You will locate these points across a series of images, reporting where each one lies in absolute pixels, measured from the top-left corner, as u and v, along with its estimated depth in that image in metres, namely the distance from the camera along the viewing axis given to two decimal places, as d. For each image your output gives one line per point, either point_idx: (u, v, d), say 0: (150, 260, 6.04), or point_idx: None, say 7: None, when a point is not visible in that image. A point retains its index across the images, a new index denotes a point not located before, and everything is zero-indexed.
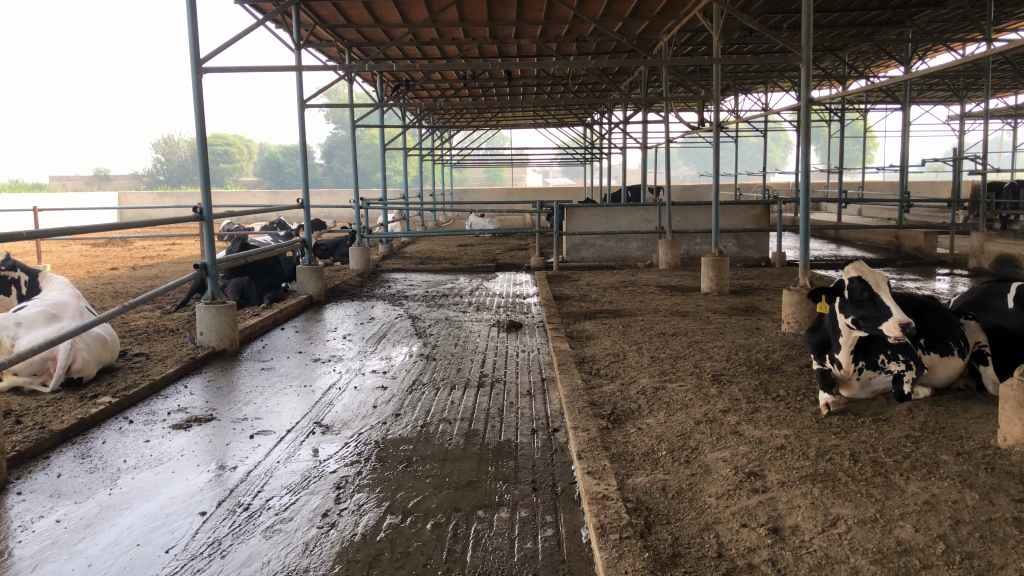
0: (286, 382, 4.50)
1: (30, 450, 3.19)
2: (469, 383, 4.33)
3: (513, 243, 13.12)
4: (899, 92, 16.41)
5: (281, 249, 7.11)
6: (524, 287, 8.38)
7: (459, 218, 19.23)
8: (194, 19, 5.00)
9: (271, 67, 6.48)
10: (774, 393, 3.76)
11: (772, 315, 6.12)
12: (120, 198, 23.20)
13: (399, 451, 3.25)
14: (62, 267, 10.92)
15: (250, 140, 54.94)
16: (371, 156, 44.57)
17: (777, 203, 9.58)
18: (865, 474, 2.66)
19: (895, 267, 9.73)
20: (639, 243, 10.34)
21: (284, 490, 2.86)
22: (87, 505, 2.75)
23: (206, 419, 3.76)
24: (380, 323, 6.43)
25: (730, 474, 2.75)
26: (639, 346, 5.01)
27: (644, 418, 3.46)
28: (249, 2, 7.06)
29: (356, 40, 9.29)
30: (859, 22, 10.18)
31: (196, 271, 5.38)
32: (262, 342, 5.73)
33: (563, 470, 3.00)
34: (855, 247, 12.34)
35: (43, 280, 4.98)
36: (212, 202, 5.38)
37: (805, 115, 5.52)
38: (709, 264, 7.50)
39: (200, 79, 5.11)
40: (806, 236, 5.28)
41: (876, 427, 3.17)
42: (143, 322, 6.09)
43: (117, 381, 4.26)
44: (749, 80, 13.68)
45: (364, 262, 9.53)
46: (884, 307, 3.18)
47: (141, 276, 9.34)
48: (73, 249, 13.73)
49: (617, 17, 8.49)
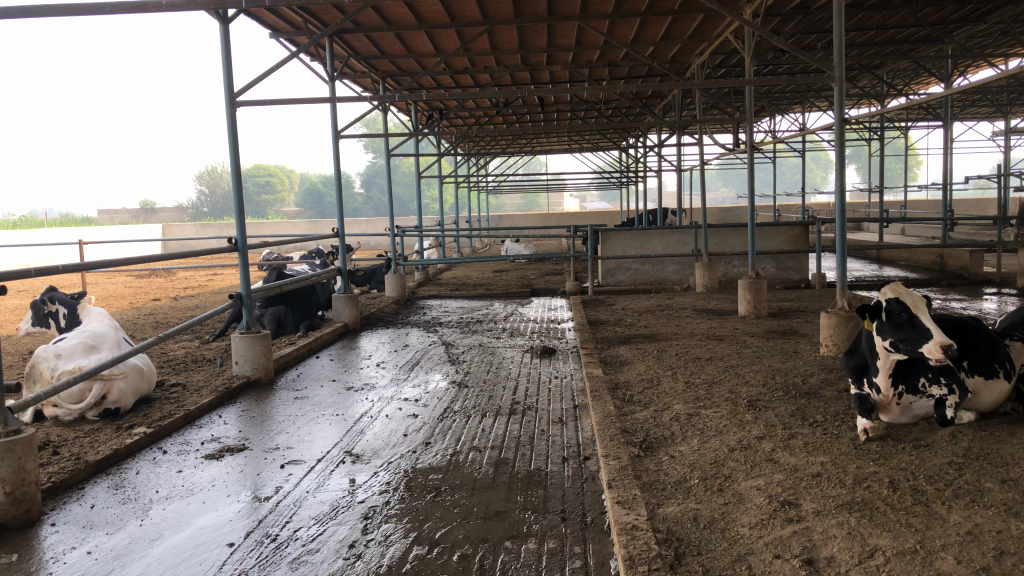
0: (319, 410, 4.51)
1: (66, 481, 3.23)
2: (500, 410, 4.31)
3: (549, 268, 13.10)
4: (941, 109, 16.15)
5: (317, 278, 7.16)
6: (559, 313, 8.34)
7: (495, 244, 19.27)
8: (228, 55, 5.10)
9: (305, 99, 6.58)
10: (811, 419, 3.67)
11: (811, 338, 6.01)
12: (165, 229, 23.70)
13: (428, 480, 3.23)
14: (107, 298, 11.15)
15: (291, 171, 55.88)
16: (408, 184, 45.02)
17: (816, 223, 9.44)
18: (905, 503, 2.58)
19: (940, 286, 9.52)
20: (676, 266, 10.27)
21: (312, 520, 2.85)
22: (117, 536, 2.77)
23: (239, 449, 3.78)
24: (414, 350, 6.43)
25: (764, 503, 2.68)
26: (673, 371, 4.95)
27: (677, 445, 3.40)
28: (284, 36, 7.19)
29: (389, 70, 9.42)
30: (895, 40, 10.05)
31: (231, 301, 5.44)
32: (297, 370, 5.77)
33: (593, 500, 2.96)
34: (898, 267, 12.12)
35: (83, 311, 5.09)
36: (246, 233, 5.44)
37: (840, 134, 5.44)
38: (747, 287, 7.39)
39: (234, 112, 5.20)
40: (840, 254, 5.11)
41: (916, 454, 3.07)
42: (181, 352, 6.18)
43: (152, 411, 4.31)
44: (785, 100, 13.58)
45: (400, 289, 9.59)
46: (923, 328, 3.07)
47: (182, 307, 9.50)
48: (118, 281, 14.03)
49: (648, 42, 8.49)
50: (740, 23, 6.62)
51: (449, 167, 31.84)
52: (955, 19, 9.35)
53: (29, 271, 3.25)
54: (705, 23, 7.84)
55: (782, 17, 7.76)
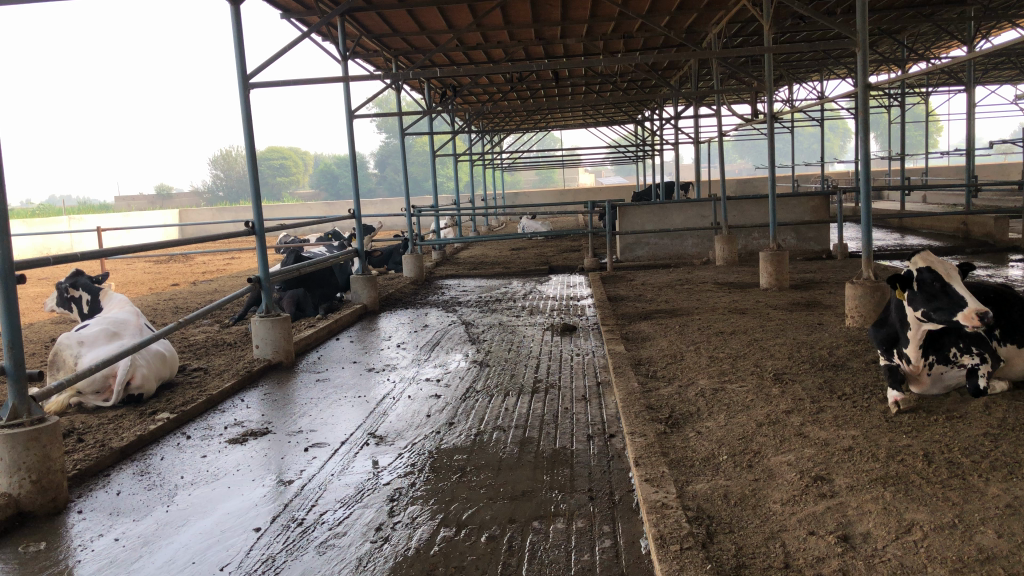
0: (341, 392, 4.50)
1: (91, 468, 3.23)
2: (523, 389, 4.28)
3: (567, 245, 13.05)
4: (962, 73, 15.84)
5: (335, 259, 7.14)
6: (578, 290, 8.28)
7: (511, 222, 19.20)
8: (239, 36, 5.04)
9: (318, 79, 6.53)
10: (839, 392, 3.61)
11: (835, 309, 5.93)
12: (182, 214, 23.79)
13: (453, 460, 3.21)
14: (127, 284, 11.20)
15: (305, 154, 55.94)
16: (423, 163, 44.98)
17: (837, 192, 9.29)
18: (940, 476, 2.52)
19: (965, 254, 9.37)
20: (695, 240, 10.17)
21: (338, 504, 2.83)
22: (144, 523, 2.77)
23: (262, 432, 3.78)
24: (434, 330, 6.41)
25: (795, 479, 2.63)
26: (697, 346, 4.89)
27: (703, 421, 3.35)
28: (295, 16, 7.13)
29: (402, 48, 9.33)
30: (916, 3, 9.84)
31: (250, 285, 5.42)
32: (318, 353, 5.76)
33: (620, 478, 2.92)
34: (921, 235, 11.95)
35: (105, 297, 5.09)
36: (263, 216, 5.40)
37: (864, 101, 5.32)
38: (768, 259, 7.30)
39: (247, 94, 5.15)
40: (865, 223, 4.99)
41: (950, 425, 3.00)
42: (202, 336, 6.18)
43: (176, 397, 4.32)
44: (802, 68, 13.37)
45: (417, 269, 9.57)
46: (957, 297, 3.01)
47: (202, 291, 9.53)
48: (138, 267, 14.12)
49: (664, 12, 8.34)
50: None
51: (463, 146, 31.76)
52: None
53: (49, 259, 3.24)
54: None
55: None
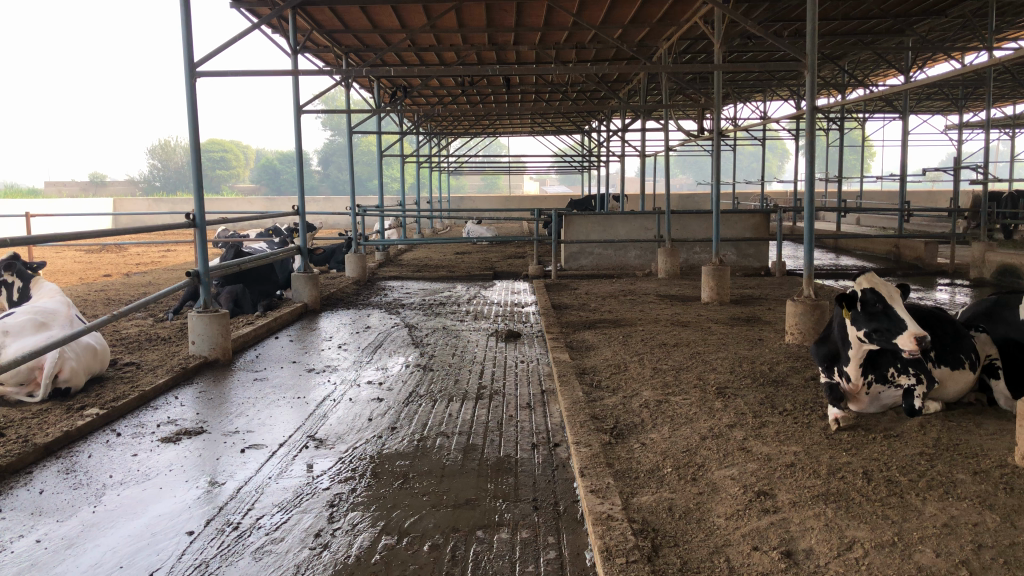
0: (280, 393, 4.39)
1: (12, 464, 3.07)
2: (467, 395, 4.23)
3: (511, 251, 13.05)
4: (898, 101, 16.37)
5: (276, 256, 6.98)
6: (522, 296, 8.27)
7: (455, 226, 19.13)
8: (187, 22, 4.90)
9: (267, 72, 6.38)
10: (780, 407, 3.66)
11: (775, 325, 6.03)
12: (116, 204, 23.08)
13: (395, 466, 3.15)
14: (55, 273, 10.78)
15: (247, 147, 54.87)
16: (367, 163, 44.65)
17: (778, 210, 9.48)
18: (880, 494, 2.56)
19: (897, 276, 9.66)
20: (638, 252, 10.26)
21: (275, 508, 2.75)
22: (68, 524, 2.64)
23: (196, 432, 3.65)
24: (376, 332, 6.31)
25: (739, 493, 2.65)
26: (641, 357, 4.92)
27: (648, 433, 3.36)
28: (245, 6, 6.96)
29: (353, 45, 9.21)
30: (859, 31, 10.12)
31: (188, 279, 5.26)
32: (255, 351, 5.62)
33: (565, 488, 2.90)
34: (855, 256, 12.28)
35: (35, 286, 4.88)
36: (205, 209, 5.25)
37: (810, 123, 5.43)
38: (710, 273, 7.40)
39: (193, 83, 5.00)
40: (808, 242, 5.07)
41: (888, 444, 3.07)
42: (135, 330, 5.98)
43: (106, 392, 4.15)
44: (748, 88, 13.63)
45: (360, 269, 9.44)
46: (898, 319, 3.08)
47: (134, 283, 9.23)
48: (67, 255, 13.61)
49: (618, 24, 8.41)
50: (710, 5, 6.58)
51: (409, 148, 31.60)
52: (918, 11, 9.44)
53: None
54: (675, 7, 7.78)
55: (751, 4, 7.75)
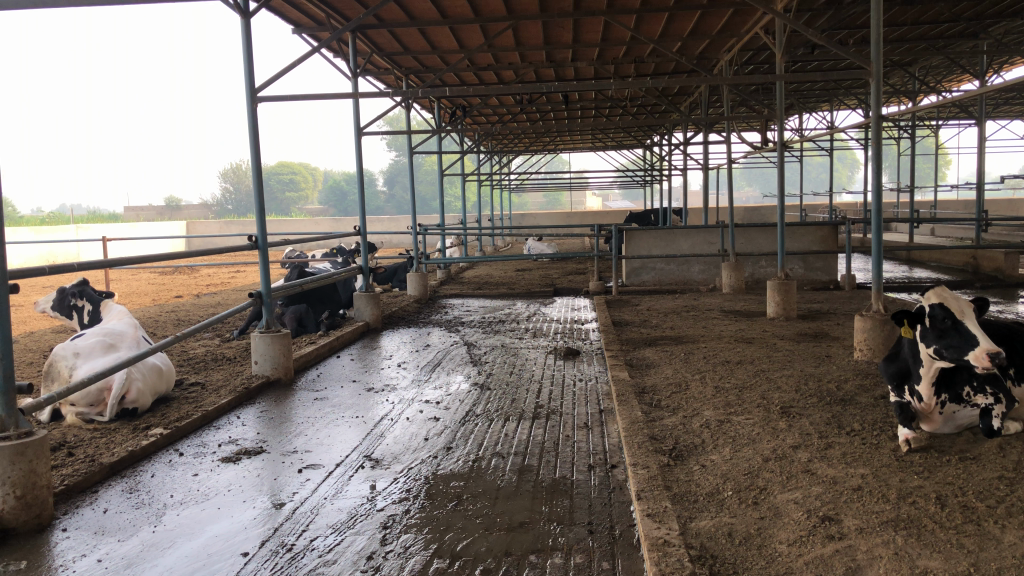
0: (339, 412, 4.42)
1: (79, 483, 3.15)
2: (524, 414, 4.19)
3: (573, 268, 13.01)
4: (974, 107, 15.80)
5: (338, 276, 7.07)
6: (583, 313, 8.21)
7: (517, 243, 19.15)
8: (248, 48, 5.01)
9: (329, 95, 6.50)
10: (847, 427, 3.51)
11: (844, 342, 5.83)
12: (190, 226, 23.86)
13: (449, 488, 3.12)
14: (130, 295, 11.16)
15: (315, 170, 56.16)
16: (431, 182, 45.21)
17: (846, 222, 9.21)
18: (955, 521, 2.43)
19: (974, 288, 9.27)
20: (701, 267, 10.09)
21: (329, 529, 2.75)
22: (129, 543, 2.68)
23: (256, 452, 3.70)
24: (435, 350, 6.33)
25: (802, 519, 2.54)
26: (702, 375, 4.81)
27: (708, 454, 3.27)
28: (307, 32, 7.12)
29: (413, 67, 9.34)
30: (929, 36, 9.81)
31: (251, 299, 5.35)
32: (317, 370, 5.69)
33: (621, 512, 2.83)
34: (929, 269, 11.85)
35: (105, 309, 5.03)
36: (267, 231, 5.33)
37: (877, 132, 5.25)
38: (776, 287, 7.22)
39: (255, 108, 5.11)
40: (877, 254, 4.88)
41: (963, 467, 2.91)
42: (201, 350, 6.12)
43: (171, 412, 4.24)
44: (813, 97, 13.34)
45: (422, 288, 9.50)
46: (969, 335, 2.93)
47: (204, 304, 9.48)
48: (142, 277, 14.10)
49: (676, 37, 8.33)
50: (771, 15, 6.44)
51: (471, 166, 31.79)
52: (991, 14, 9.11)
53: (44, 269, 3.17)
54: (734, 18, 7.68)
55: (813, 12, 7.59)
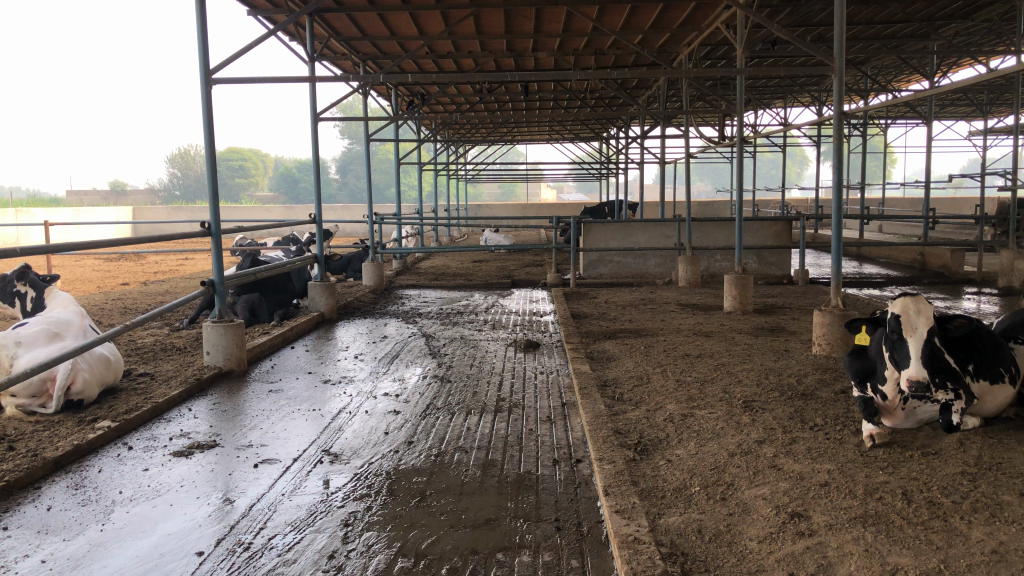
0: (296, 405, 4.30)
1: (20, 480, 3.00)
2: (485, 408, 4.12)
3: (529, 259, 12.97)
4: (922, 107, 16.12)
5: (293, 264, 6.92)
6: (540, 305, 8.17)
7: (472, 234, 19.06)
8: (203, 27, 4.84)
9: (285, 79, 6.34)
10: (810, 422, 3.52)
11: (800, 336, 5.88)
12: (136, 212, 23.28)
13: (412, 483, 3.04)
14: (74, 282, 10.80)
15: (266, 157, 55.25)
16: (385, 171, 44.84)
17: (801, 218, 9.31)
18: (922, 517, 2.44)
19: (922, 285, 9.45)
20: (658, 260, 10.13)
21: (288, 527, 2.65)
22: (75, 543, 2.55)
23: (209, 446, 3.57)
24: (392, 342, 6.22)
25: (772, 515, 2.52)
26: (663, 368, 4.80)
27: (673, 449, 3.25)
28: (263, 15, 6.93)
29: (371, 53, 9.17)
30: (884, 35, 9.94)
31: (203, 288, 5.18)
32: (271, 361, 5.55)
33: (589, 508, 2.78)
34: (878, 265, 12.08)
35: (49, 296, 4.82)
36: (220, 217, 5.17)
37: (838, 129, 5.28)
38: (733, 282, 7.26)
39: (209, 91, 4.95)
40: (836, 251, 4.91)
41: (926, 462, 2.94)
42: (150, 339, 5.93)
43: (119, 404, 4.08)
44: (769, 94, 13.46)
45: (377, 278, 9.36)
46: (908, 355, 3.03)
47: (152, 292, 9.21)
48: (86, 264, 13.69)
49: (637, 30, 8.31)
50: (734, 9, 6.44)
51: (426, 155, 31.61)
52: (943, 15, 9.26)
53: None
54: (697, 12, 7.68)
55: (773, 9, 7.64)
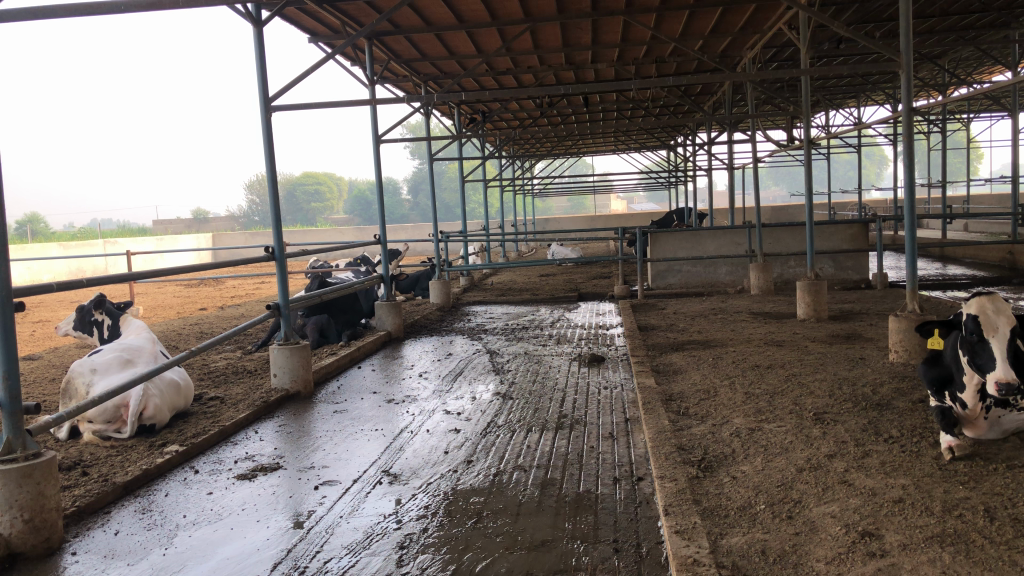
0: (359, 425, 4.33)
1: (90, 505, 3.08)
2: (547, 425, 4.07)
3: (596, 272, 12.87)
4: (1005, 98, 15.42)
5: (360, 285, 7.00)
6: (607, 318, 8.06)
7: (540, 249, 19.04)
8: (261, 57, 4.95)
9: (345, 102, 6.44)
10: (885, 434, 3.35)
11: (877, 343, 5.65)
12: (216, 238, 24.04)
13: (469, 504, 3.01)
14: (155, 308, 11.19)
15: (340, 180, 56.52)
16: (454, 189, 45.38)
17: (878, 219, 8.96)
18: (1005, 536, 2.28)
19: (1011, 285, 8.99)
20: (728, 268, 9.90)
21: (344, 550, 2.65)
22: (139, 567, 2.60)
23: (273, 468, 3.61)
24: (457, 359, 6.23)
25: (841, 534, 2.40)
26: (731, 380, 4.66)
27: (739, 465, 3.13)
28: (324, 41, 7.07)
29: (431, 73, 9.30)
30: (960, 26, 9.53)
31: (269, 312, 5.26)
32: (338, 381, 5.61)
33: (648, 528, 2.70)
34: (963, 265, 11.58)
35: (125, 323, 4.98)
36: (284, 241, 5.26)
37: (907, 126, 5.05)
38: (805, 289, 7.04)
39: (269, 117, 5.05)
40: (910, 252, 4.69)
41: (1011, 476, 2.76)
42: (223, 363, 6.07)
43: (188, 428, 4.17)
44: (839, 93, 13.09)
45: (444, 295, 9.40)
46: (991, 357, 2.85)
47: (228, 316, 9.46)
48: (169, 290, 14.19)
49: (697, 36, 8.19)
50: (794, 9, 6.27)
51: (493, 171, 31.89)
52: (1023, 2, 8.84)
53: (51, 285, 2.93)
54: (757, 14, 7.53)
55: (839, 6, 7.42)
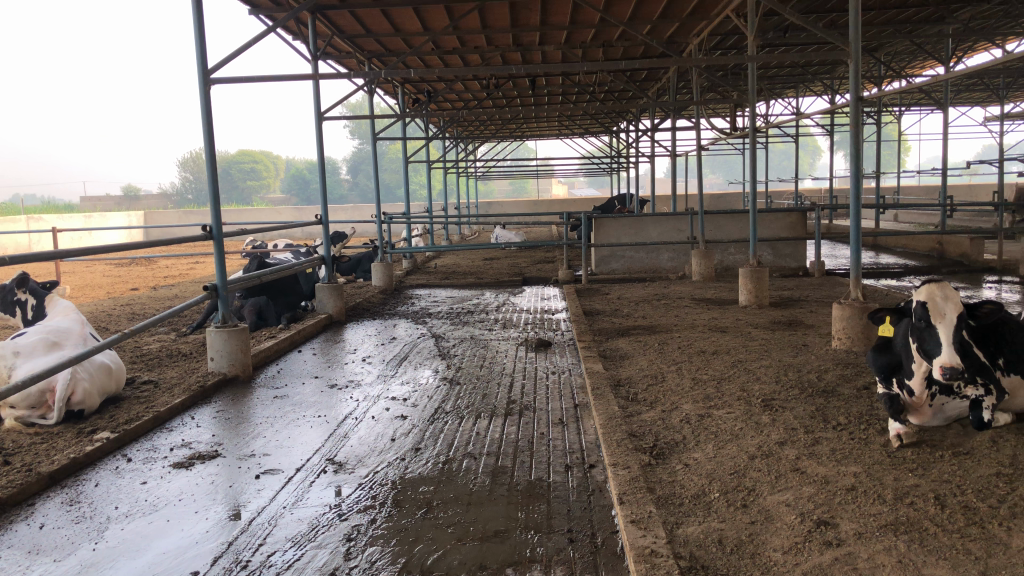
0: (301, 411, 4.19)
1: (13, 496, 2.89)
2: (495, 411, 4.00)
3: (539, 256, 12.83)
4: (937, 92, 15.83)
5: (301, 266, 6.80)
6: (552, 302, 8.02)
7: (482, 232, 18.92)
8: (200, 27, 4.73)
9: (287, 77, 6.23)
10: (833, 421, 3.37)
11: (819, 330, 5.72)
12: (147, 216, 23.26)
13: (418, 494, 2.92)
14: (83, 288, 10.74)
15: (278, 159, 55.35)
16: (395, 169, 44.89)
17: (816, 208, 9.11)
18: (957, 524, 2.30)
19: (941, 274, 9.24)
20: (671, 254, 9.97)
21: (288, 543, 2.54)
22: (66, 564, 2.45)
23: (210, 456, 3.46)
24: (402, 343, 6.11)
25: (796, 523, 2.39)
26: (679, 365, 4.66)
27: (690, 452, 3.11)
28: (264, 13, 6.82)
29: (375, 50, 9.09)
30: (899, 20, 9.70)
31: (205, 293, 5.06)
32: (278, 365, 5.44)
33: (603, 517, 2.66)
34: (895, 254, 11.87)
35: (50, 303, 4.72)
36: (222, 220, 5.06)
37: (854, 115, 5.09)
38: (748, 276, 7.10)
39: (206, 90, 4.83)
40: (855, 241, 4.73)
41: (957, 463, 2.79)
42: (156, 345, 5.83)
43: (120, 414, 3.98)
44: (780, 83, 13.26)
45: (387, 278, 9.23)
46: (937, 343, 2.87)
47: (160, 296, 9.13)
48: (98, 269, 13.64)
49: (645, 20, 8.17)
50: None
51: None
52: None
53: None
54: None
55: None
